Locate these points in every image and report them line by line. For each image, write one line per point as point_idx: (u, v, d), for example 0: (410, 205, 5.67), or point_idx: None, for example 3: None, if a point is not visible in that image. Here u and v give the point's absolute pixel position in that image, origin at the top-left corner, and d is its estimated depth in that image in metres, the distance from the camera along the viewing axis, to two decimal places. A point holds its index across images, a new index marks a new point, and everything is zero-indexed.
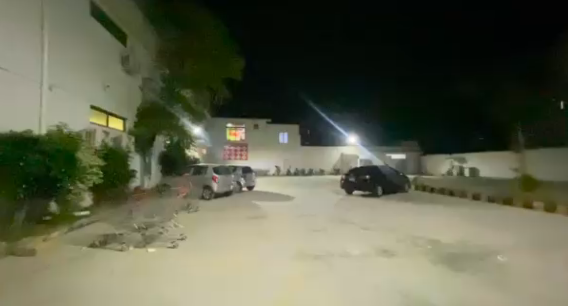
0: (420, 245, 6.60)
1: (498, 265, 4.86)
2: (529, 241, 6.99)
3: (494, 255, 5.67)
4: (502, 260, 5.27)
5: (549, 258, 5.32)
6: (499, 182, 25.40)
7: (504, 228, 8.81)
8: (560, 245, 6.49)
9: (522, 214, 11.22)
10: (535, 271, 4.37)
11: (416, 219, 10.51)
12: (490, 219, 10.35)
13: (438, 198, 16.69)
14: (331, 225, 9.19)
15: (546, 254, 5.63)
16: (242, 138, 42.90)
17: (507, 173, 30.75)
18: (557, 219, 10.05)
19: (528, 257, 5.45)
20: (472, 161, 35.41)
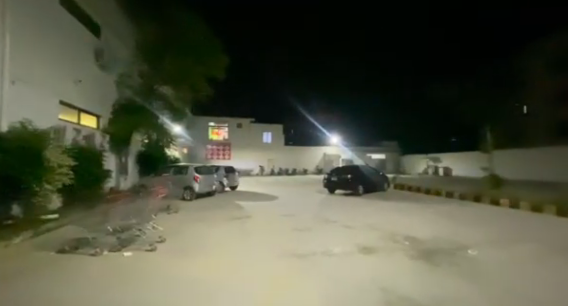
0: (398, 241, 6.78)
1: (471, 259, 5.08)
2: (497, 235, 7.42)
3: (466, 250, 5.93)
4: (473, 254, 5.54)
5: (514, 251, 5.65)
6: (470, 181, 26.61)
7: (474, 223, 9.29)
8: (524, 239, 6.94)
9: (490, 210, 11.86)
10: (503, 263, 4.61)
11: (394, 217, 10.82)
12: (463, 216, 10.82)
13: (415, 196, 17.30)
14: (313, 224, 9.22)
15: (511, 248, 5.99)
16: (225, 138, 42.28)
17: (477, 173, 32.48)
18: (521, 215, 10.74)
19: (496, 250, 5.77)
20: (445, 160, 36.81)
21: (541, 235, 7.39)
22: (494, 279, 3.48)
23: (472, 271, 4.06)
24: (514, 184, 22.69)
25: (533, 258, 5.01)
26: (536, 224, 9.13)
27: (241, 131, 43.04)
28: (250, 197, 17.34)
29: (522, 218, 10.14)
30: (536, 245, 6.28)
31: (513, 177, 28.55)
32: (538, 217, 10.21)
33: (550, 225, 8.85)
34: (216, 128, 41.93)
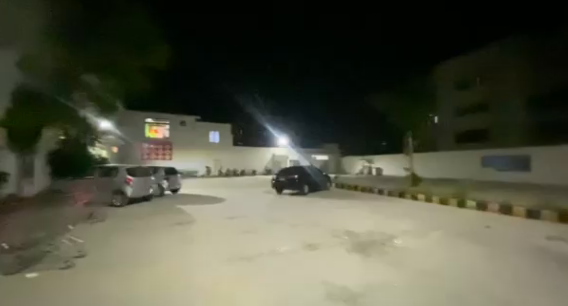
0: (339, 236, 7.06)
1: (399, 249, 5.69)
2: (417, 227, 8.41)
3: (394, 240, 6.64)
4: (399, 244, 6.12)
5: (430, 241, 6.59)
6: (397, 180, 29.28)
7: (401, 216, 10.36)
8: (437, 229, 8.03)
9: (409, 205, 13.10)
10: (424, 253, 5.18)
11: (336, 213, 11.33)
12: (389, 210, 12.05)
13: (354, 194, 18.51)
14: (261, 225, 8.96)
15: (429, 238, 6.84)
16: (165, 136, 39.02)
17: (401, 172, 36.16)
18: (435, 207, 12.35)
19: (417, 241, 6.50)
20: (378, 162, 39.88)
21: (448, 225, 8.77)
22: (420, 267, 3.94)
23: (401, 260, 4.54)
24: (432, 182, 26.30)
25: (445, 247, 5.92)
26: (443, 214, 10.74)
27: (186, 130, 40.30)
28: (191, 200, 16.13)
29: (433, 209, 11.81)
30: (446, 235, 7.43)
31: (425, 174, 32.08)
32: (444, 209, 11.97)
33: (454, 215, 10.49)
34: (155, 126, 38.31)
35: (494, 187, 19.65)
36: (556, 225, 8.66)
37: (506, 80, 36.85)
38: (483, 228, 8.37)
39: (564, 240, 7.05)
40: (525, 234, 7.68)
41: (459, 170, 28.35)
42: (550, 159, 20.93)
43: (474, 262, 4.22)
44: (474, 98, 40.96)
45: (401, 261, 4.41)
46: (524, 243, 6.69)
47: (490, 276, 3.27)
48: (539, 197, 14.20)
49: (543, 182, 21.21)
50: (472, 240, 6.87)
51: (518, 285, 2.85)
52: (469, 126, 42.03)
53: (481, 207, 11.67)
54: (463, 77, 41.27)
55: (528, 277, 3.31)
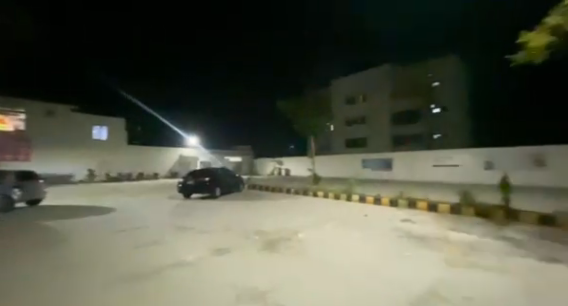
0: (249, 236, 7.36)
1: (302, 242, 6.48)
2: (315, 220, 9.71)
3: (298, 234, 7.47)
4: (302, 238, 6.95)
5: (326, 233, 7.78)
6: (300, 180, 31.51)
7: (304, 211, 11.61)
8: (330, 221, 9.51)
9: (311, 201, 14.80)
10: (320, 245, 6.08)
11: (247, 214, 11.59)
12: (293, 206, 13.23)
13: (263, 194, 19.20)
14: (165, 234, 8.21)
15: (324, 231, 8.04)
16: (22, 129, 29.68)
17: (306, 172, 39.57)
18: (332, 202, 14.32)
19: (316, 234, 7.54)
20: (287, 163, 42.39)
21: (339, 216, 10.49)
22: (320, 262, 4.68)
23: (305, 254, 5.24)
24: (328, 180, 30.11)
25: (337, 238, 7.15)
26: (336, 207, 12.57)
27: (54, 122, 32.44)
28: (68, 212, 12.94)
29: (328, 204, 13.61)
30: (337, 225, 8.91)
31: (325, 174, 36.42)
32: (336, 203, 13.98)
33: (343, 207, 12.46)
34: (1, 114, 27.33)
35: (372, 183, 24.21)
36: (407, 210, 11.70)
37: (377, 99, 49.13)
38: (362, 217, 10.43)
39: (411, 221, 9.65)
40: (389, 219, 10.06)
41: (348, 169, 33.53)
42: (406, 160, 27.61)
43: (359, 257, 5.36)
44: (357, 112, 51.04)
45: (305, 255, 5.10)
46: (389, 228, 8.80)
47: (369, 272, 4.26)
48: (399, 189, 18.55)
49: (402, 178, 27.83)
50: (355, 229, 8.53)
51: (387, 279, 3.87)
52: (353, 134, 51.51)
53: (363, 199, 14.25)
54: (350, 94, 52.04)
55: (393, 270, 4.49)
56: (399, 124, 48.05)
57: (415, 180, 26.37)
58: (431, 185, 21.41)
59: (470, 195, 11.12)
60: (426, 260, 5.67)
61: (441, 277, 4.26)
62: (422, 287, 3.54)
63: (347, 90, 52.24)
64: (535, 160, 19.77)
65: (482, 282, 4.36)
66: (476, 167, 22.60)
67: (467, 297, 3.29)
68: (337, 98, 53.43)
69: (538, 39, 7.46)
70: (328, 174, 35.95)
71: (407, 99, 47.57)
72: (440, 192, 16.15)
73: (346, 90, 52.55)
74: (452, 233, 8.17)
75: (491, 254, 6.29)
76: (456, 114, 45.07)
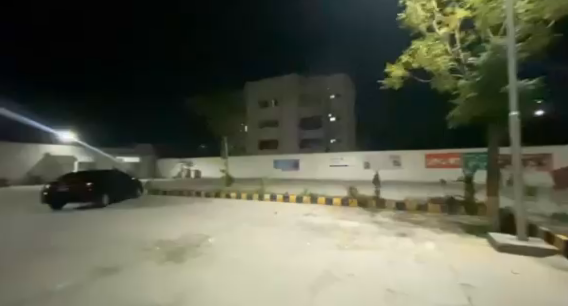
0: (150, 248, 6.78)
1: (216, 246, 6.62)
2: (225, 223, 9.81)
3: (211, 239, 7.52)
4: (211, 243, 6.97)
5: (238, 234, 8.11)
6: (212, 181, 30.27)
7: (213, 215, 11.47)
8: (239, 223, 9.81)
9: (223, 203, 14.72)
10: (229, 250, 6.28)
11: (148, 223, 10.46)
12: (204, 210, 12.94)
13: (166, 200, 17.37)
14: (32, 252, 6.52)
15: (233, 233, 8.27)
16: None
17: (217, 174, 38.34)
18: (243, 203, 14.54)
19: (225, 238, 7.67)
20: (196, 164, 40.16)
21: (250, 216, 10.99)
22: (237, 264, 5.01)
23: (220, 258, 5.47)
24: (241, 180, 30.29)
25: (249, 238, 7.61)
26: (248, 207, 12.97)
27: None
28: None
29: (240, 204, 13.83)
30: (249, 225, 9.38)
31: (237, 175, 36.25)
32: (249, 203, 14.33)
33: (255, 207, 12.99)
34: None
35: (281, 182, 25.80)
36: (310, 204, 13.31)
37: (286, 104, 52.74)
38: (272, 214, 11.25)
39: (313, 214, 11.10)
40: (295, 214, 11.26)
41: (259, 170, 34.62)
42: (309, 161, 30.98)
43: (268, 255, 5.89)
44: (269, 115, 53.82)
45: (220, 260, 5.31)
46: (294, 223, 9.90)
47: (280, 265, 4.93)
48: (303, 188, 20.58)
49: (306, 176, 30.99)
50: (265, 227, 9.22)
51: (295, 269, 4.62)
52: (265, 136, 53.85)
53: (273, 198, 15.13)
54: (263, 98, 54.47)
55: (299, 262, 5.31)
56: (304, 129, 53.07)
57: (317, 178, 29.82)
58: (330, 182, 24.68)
59: (355, 189, 13.61)
60: (321, 247, 6.83)
61: (337, 264, 5.25)
62: (321, 273, 4.43)
63: (261, 93, 54.43)
64: (395, 161, 26.05)
65: (361, 258, 5.74)
66: (359, 166, 27.72)
67: (351, 275, 4.39)
68: (252, 100, 54.96)
69: (396, 70, 10.05)
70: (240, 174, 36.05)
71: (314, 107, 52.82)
72: (335, 188, 18.92)
73: (259, 94, 54.61)
74: (343, 221, 9.95)
75: (368, 235, 8.10)
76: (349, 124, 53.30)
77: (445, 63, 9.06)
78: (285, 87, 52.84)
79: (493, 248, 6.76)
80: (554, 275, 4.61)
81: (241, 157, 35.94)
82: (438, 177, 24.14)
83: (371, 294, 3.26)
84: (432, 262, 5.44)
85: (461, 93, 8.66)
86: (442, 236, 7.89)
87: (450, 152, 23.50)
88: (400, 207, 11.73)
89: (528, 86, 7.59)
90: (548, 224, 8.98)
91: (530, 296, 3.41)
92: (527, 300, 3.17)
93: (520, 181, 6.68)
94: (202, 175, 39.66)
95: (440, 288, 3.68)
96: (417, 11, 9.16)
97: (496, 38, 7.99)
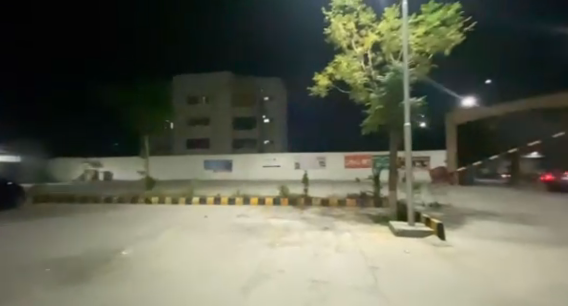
0: (36, 261, 5.04)
1: (132, 254, 5.82)
2: (141, 232, 8.36)
3: (128, 247, 6.55)
4: (127, 255, 5.74)
5: (161, 241, 7.33)
6: (128, 185, 26.16)
7: (126, 223, 9.70)
8: (159, 231, 8.58)
9: (143, 208, 12.79)
10: (152, 260, 5.32)
11: (29, 235, 7.83)
12: (117, 221, 10.07)
13: (60, 208, 13.54)
14: None
15: (153, 243, 7.10)
16: None
17: (133, 176, 33.20)
18: (167, 208, 12.90)
19: (145, 248, 6.50)
20: (107, 165, 33.86)
21: (177, 222, 10.05)
22: (161, 268, 4.58)
23: (141, 265, 4.86)
24: (165, 183, 27.21)
25: (175, 244, 7.01)
26: (173, 212, 11.81)
27: None
28: None
29: (164, 209, 12.39)
30: (175, 231, 8.60)
31: (161, 177, 32.57)
32: (175, 207, 13.05)
33: (183, 211, 12.01)
34: None
35: (211, 184, 24.50)
36: (243, 206, 13.25)
37: (218, 102, 48.04)
38: (202, 218, 10.63)
39: (246, 215, 11.09)
40: (226, 216, 10.95)
41: (185, 171, 31.99)
42: (241, 162, 30.63)
43: (203, 261, 5.30)
44: (197, 113, 48.19)
45: (140, 265, 4.74)
46: (225, 225, 9.58)
47: (210, 267, 4.75)
48: (236, 189, 20.27)
49: (239, 178, 30.59)
50: (193, 232, 8.61)
51: (226, 269, 4.54)
52: (192, 135, 48.56)
53: (203, 201, 14.26)
54: (191, 94, 48.58)
55: (230, 263, 5.20)
56: (237, 129, 48.69)
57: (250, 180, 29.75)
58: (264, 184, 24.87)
59: (286, 189, 14.31)
60: (253, 248, 6.72)
61: (277, 264, 5.14)
62: (252, 271, 4.49)
63: (189, 89, 48.56)
64: (320, 162, 28.49)
65: (290, 254, 6.05)
66: (290, 167, 29.14)
67: (281, 271, 4.60)
68: (178, 95, 48.76)
69: (323, 80, 11.14)
70: (163, 176, 32.52)
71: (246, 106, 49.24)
72: (269, 189, 19.22)
73: (187, 89, 48.60)
74: (275, 220, 10.33)
75: (297, 231, 8.63)
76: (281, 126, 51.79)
77: (361, 78, 10.51)
78: (216, 83, 48.00)
79: (392, 233, 8.28)
80: (432, 251, 6.05)
81: (164, 157, 32.64)
82: (355, 176, 27.75)
83: (299, 285, 3.50)
84: (348, 251, 6.24)
85: (372, 105, 10.21)
86: (358, 227, 9.18)
87: (363, 154, 27.47)
88: (325, 203, 13.00)
89: (416, 102, 9.51)
90: (429, 211, 11.63)
91: (418, 271, 4.38)
92: (415, 276, 4.03)
93: (411, 178, 8.36)
94: (114, 177, 33.70)
95: (355, 273, 4.24)
96: (340, 29, 10.40)
97: (396, 62, 9.76)
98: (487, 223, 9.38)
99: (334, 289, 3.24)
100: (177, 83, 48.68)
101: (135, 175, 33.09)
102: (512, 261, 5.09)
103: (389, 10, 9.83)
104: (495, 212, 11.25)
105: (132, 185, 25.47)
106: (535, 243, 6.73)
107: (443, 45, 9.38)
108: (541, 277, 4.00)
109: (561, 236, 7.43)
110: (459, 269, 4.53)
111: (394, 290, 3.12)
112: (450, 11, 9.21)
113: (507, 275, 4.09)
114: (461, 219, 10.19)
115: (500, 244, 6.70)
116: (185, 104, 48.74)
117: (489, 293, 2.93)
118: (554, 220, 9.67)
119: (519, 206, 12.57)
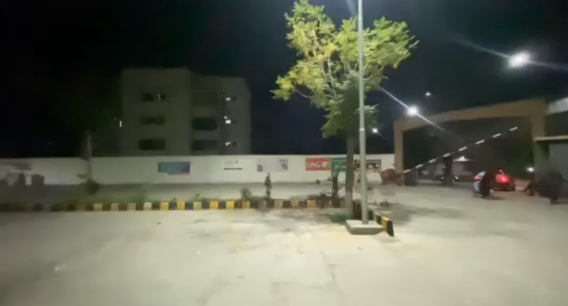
0: None
1: (62, 269, 4.39)
2: (78, 243, 6.84)
3: (54, 261, 4.98)
4: (62, 270, 4.25)
5: (100, 252, 5.85)
6: (65, 190, 22.90)
7: (56, 234, 7.99)
8: (102, 240, 7.21)
9: (85, 217, 11.21)
10: (98, 275, 3.95)
11: None
12: (48, 234, 7.95)
13: None
14: None
15: (96, 254, 5.70)
16: None
17: (70, 180, 29.06)
18: (116, 215, 11.54)
19: (87, 260, 5.04)
20: (38, 168, 29.17)
21: (125, 231, 8.52)
22: (87, 283, 3.38)
23: (60, 279, 3.58)
24: (112, 188, 24.42)
25: (117, 254, 5.67)
26: (121, 220, 10.53)
27: None
28: None
29: (111, 217, 11.05)
30: (120, 240, 7.18)
31: (105, 181, 29.25)
32: (124, 214, 11.79)
33: (133, 218, 10.92)
34: None
35: (167, 188, 22.79)
36: (202, 210, 12.64)
37: (175, 100, 44.73)
38: (155, 225, 9.68)
39: (204, 220, 10.54)
40: (183, 222, 10.21)
41: (135, 174, 29.28)
42: (201, 165, 29.21)
43: (175, 272, 4.19)
44: (150, 111, 44.49)
45: (58, 281, 3.49)
46: (181, 231, 8.70)
47: (156, 278, 3.73)
48: (195, 192, 19.27)
49: (198, 181, 29.10)
50: (145, 240, 7.24)
51: (176, 280, 3.60)
52: (145, 135, 44.27)
53: (156, 206, 13.19)
54: (144, 90, 44.37)
55: (183, 272, 4.17)
56: (197, 130, 46.87)
57: (209, 183, 28.48)
58: (226, 187, 24.06)
59: (248, 192, 14.14)
60: (215, 251, 6.10)
61: (265, 270, 4.43)
62: (208, 280, 3.65)
63: (142, 84, 44.29)
64: (282, 164, 28.81)
65: (253, 258, 5.39)
66: (252, 169, 28.76)
67: (243, 277, 3.88)
68: (130, 91, 44.32)
69: (286, 83, 11.37)
70: (108, 180, 29.22)
71: (206, 107, 47.13)
72: (231, 193, 18.64)
73: (140, 84, 44.33)
74: (235, 224, 10.01)
75: (258, 234, 8.38)
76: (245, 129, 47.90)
77: (321, 84, 10.96)
78: (174, 80, 44.64)
79: (349, 231, 8.64)
80: (383, 247, 6.45)
81: (110, 160, 29.37)
82: (315, 178, 28.60)
83: (260, 291, 3.06)
84: (310, 251, 6.11)
85: (331, 110, 10.71)
86: (317, 227, 9.40)
87: (323, 157, 28.56)
88: (286, 205, 13.24)
89: (370, 110, 10.21)
90: (380, 210, 12.58)
91: (374, 268, 4.53)
92: (371, 274, 4.09)
93: (365, 179, 8.83)
94: (46, 181, 29.07)
95: (315, 274, 4.05)
96: (302, 35, 10.72)
97: (353, 71, 10.37)
98: (428, 220, 10.48)
99: (295, 291, 3.07)
100: (128, 78, 44.22)
101: (74, 179, 28.98)
102: (450, 254, 5.69)
103: (346, 22, 10.46)
104: (434, 209, 12.66)
105: (71, 190, 22.38)
106: (466, 236, 7.71)
107: (392, 59, 10.28)
108: (474, 269, 4.47)
109: (485, 229, 8.66)
110: (409, 265, 4.81)
111: (357, 292, 3.01)
112: (397, 29, 10.22)
113: (448, 269, 4.48)
114: (407, 217, 11.22)
115: (439, 238, 7.50)
116: (138, 101, 44.47)
117: (496, 297, 2.83)
118: (479, 215, 11.27)
119: (453, 204, 14.39)
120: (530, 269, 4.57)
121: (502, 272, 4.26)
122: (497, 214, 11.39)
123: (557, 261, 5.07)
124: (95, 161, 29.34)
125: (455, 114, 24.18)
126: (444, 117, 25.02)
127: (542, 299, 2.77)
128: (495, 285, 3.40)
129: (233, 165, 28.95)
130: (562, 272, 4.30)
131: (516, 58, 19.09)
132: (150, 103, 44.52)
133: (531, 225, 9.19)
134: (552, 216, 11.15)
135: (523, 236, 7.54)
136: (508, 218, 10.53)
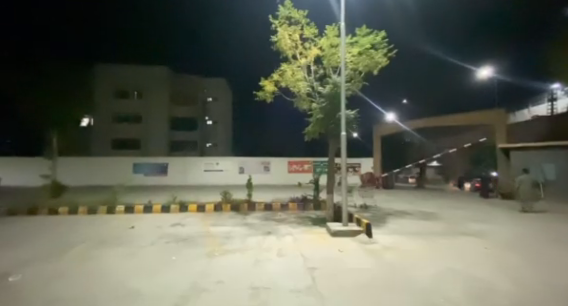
0: None
1: (17, 279, 3.87)
2: (41, 250, 6.21)
3: (7, 271, 4.38)
4: (16, 280, 3.79)
5: (64, 259, 5.31)
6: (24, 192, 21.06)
7: (16, 241, 7.18)
8: (66, 247, 6.59)
9: (51, 221, 10.36)
10: (52, 284, 3.53)
11: None
12: (9, 241, 7.16)
13: None
14: None
15: (57, 260, 5.23)
16: None
17: (32, 180, 26.78)
18: (86, 219, 10.77)
19: (42, 269, 4.50)
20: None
21: (94, 237, 7.89)
22: (45, 294, 2.96)
23: (18, 290, 3.20)
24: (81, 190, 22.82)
25: (83, 262, 5.16)
26: (89, 225, 9.73)
27: None
28: None
29: (81, 221, 10.30)
30: (87, 247, 6.59)
31: (72, 182, 27.25)
32: (95, 218, 11.06)
33: (102, 223, 10.18)
34: None
35: (140, 190, 21.70)
36: (181, 214, 12.15)
37: (154, 100, 42.97)
38: (128, 230, 9.09)
39: (181, 224, 10.07)
40: (158, 226, 9.70)
41: (108, 175, 27.66)
42: (180, 166, 28.22)
43: (138, 280, 3.78)
44: (126, 109, 42.37)
45: (12, 292, 3.07)
46: (157, 235, 8.27)
47: (127, 285, 3.44)
48: (173, 195, 18.44)
49: (176, 183, 28.03)
50: (115, 246, 6.70)
51: (147, 287, 3.36)
52: (120, 133, 42.16)
53: (130, 210, 12.45)
54: (120, 86, 42.15)
55: (154, 280, 3.80)
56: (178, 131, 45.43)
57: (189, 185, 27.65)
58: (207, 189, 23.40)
59: (229, 194, 13.83)
60: (191, 257, 5.70)
61: (247, 274, 4.27)
62: (183, 287, 3.34)
63: (116, 80, 42.03)
64: (264, 166, 28.69)
65: (230, 263, 5.15)
66: (234, 171, 28.21)
67: (220, 283, 3.66)
68: (102, 87, 41.81)
69: (269, 86, 11.31)
70: (76, 182, 27.28)
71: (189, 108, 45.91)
72: (213, 195, 18.10)
73: (114, 80, 42.00)
74: (214, 227, 9.65)
75: (237, 238, 8.11)
76: (227, 128, 47.23)
77: (304, 87, 10.94)
78: (153, 77, 42.87)
79: (329, 234, 8.59)
80: (361, 249, 6.52)
81: (79, 161, 27.56)
82: (296, 180, 28.67)
83: (238, 295, 2.96)
84: (289, 254, 6.02)
85: (313, 114, 10.72)
86: (298, 230, 9.29)
87: (304, 160, 28.77)
88: (268, 208, 13.15)
89: (351, 114, 10.31)
90: (358, 213, 12.77)
91: (350, 269, 4.59)
92: (349, 276, 4.08)
93: (345, 182, 8.57)
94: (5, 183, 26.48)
95: (293, 278, 3.97)
96: (285, 38, 10.68)
97: (335, 76, 10.49)
98: (404, 221, 10.88)
99: (274, 295, 2.94)
100: (102, 74, 41.69)
101: (38, 181, 26.71)
102: (422, 254, 5.91)
103: (329, 28, 10.51)
104: (410, 212, 13.15)
105: (33, 192, 20.58)
106: (437, 237, 8.05)
107: (372, 66, 10.54)
108: (444, 268, 4.64)
109: (455, 230, 9.08)
110: (385, 266, 4.91)
111: (336, 295, 2.95)
112: (378, 38, 10.50)
113: (420, 268, 4.64)
114: (385, 219, 11.54)
115: (413, 239, 7.77)
116: (112, 97, 42.20)
117: (475, 297, 2.86)
118: (451, 217, 11.84)
119: (428, 206, 15.03)
120: (498, 267, 4.80)
121: (470, 271, 4.46)
122: (468, 216, 12.02)
123: (515, 258, 5.48)
124: (61, 161, 27.35)
125: (428, 121, 25.33)
126: (417, 124, 26.25)
127: (503, 296, 2.93)
128: (463, 283, 3.57)
129: (214, 166, 28.35)
130: (521, 269, 4.62)
131: (482, 71, 20.54)
132: (125, 100, 42.37)
133: (496, 226, 9.83)
134: (515, 217, 11.97)
135: (489, 237, 8.01)
136: (476, 220, 11.16)
